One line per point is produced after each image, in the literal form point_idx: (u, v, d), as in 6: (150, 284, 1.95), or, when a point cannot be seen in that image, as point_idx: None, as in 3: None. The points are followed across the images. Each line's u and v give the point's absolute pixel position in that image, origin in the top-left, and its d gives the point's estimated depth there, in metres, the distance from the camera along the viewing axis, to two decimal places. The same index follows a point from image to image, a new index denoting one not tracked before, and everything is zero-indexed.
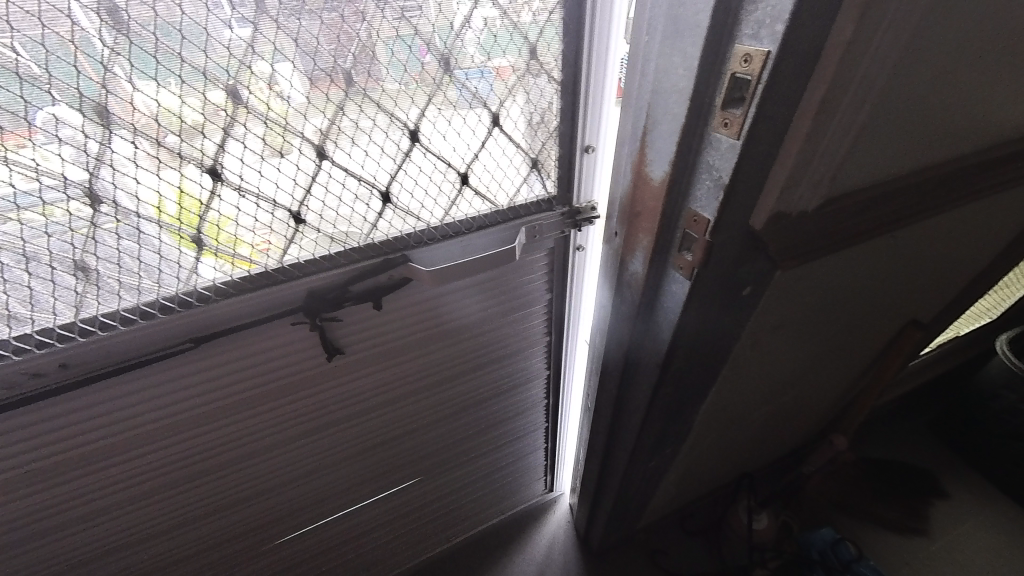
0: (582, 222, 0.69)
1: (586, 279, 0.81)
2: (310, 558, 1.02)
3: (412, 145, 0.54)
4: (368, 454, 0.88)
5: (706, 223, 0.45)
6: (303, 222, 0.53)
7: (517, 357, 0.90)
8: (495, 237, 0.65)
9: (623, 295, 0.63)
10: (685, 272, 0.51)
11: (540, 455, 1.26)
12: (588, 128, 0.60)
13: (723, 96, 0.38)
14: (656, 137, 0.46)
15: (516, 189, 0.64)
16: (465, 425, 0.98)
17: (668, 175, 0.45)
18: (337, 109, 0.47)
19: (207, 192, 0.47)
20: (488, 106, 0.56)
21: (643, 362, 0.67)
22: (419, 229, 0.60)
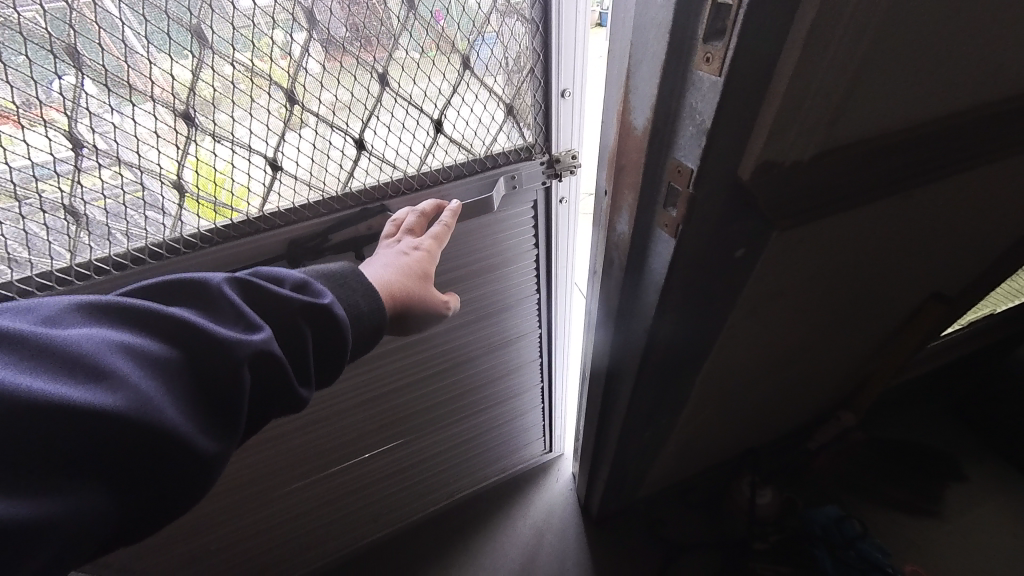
0: (562, 170, 0.75)
1: (569, 229, 0.88)
2: (325, 499, 1.14)
3: (382, 91, 0.58)
4: (369, 402, 0.97)
5: (689, 174, 0.42)
6: (279, 168, 0.59)
7: (510, 311, 0.98)
8: (477, 184, 0.71)
9: (612, 262, 0.61)
10: (669, 230, 0.48)
11: (531, 414, 1.37)
12: (562, 72, 0.65)
13: (703, 28, 0.35)
14: (638, 81, 0.43)
15: (492, 138, 0.70)
16: (460, 379, 1.07)
17: (649, 122, 0.43)
18: (303, 54, 0.52)
19: (182, 137, 0.53)
20: (456, 51, 0.59)
21: (634, 333, 0.66)
22: (394, 177, 0.66)
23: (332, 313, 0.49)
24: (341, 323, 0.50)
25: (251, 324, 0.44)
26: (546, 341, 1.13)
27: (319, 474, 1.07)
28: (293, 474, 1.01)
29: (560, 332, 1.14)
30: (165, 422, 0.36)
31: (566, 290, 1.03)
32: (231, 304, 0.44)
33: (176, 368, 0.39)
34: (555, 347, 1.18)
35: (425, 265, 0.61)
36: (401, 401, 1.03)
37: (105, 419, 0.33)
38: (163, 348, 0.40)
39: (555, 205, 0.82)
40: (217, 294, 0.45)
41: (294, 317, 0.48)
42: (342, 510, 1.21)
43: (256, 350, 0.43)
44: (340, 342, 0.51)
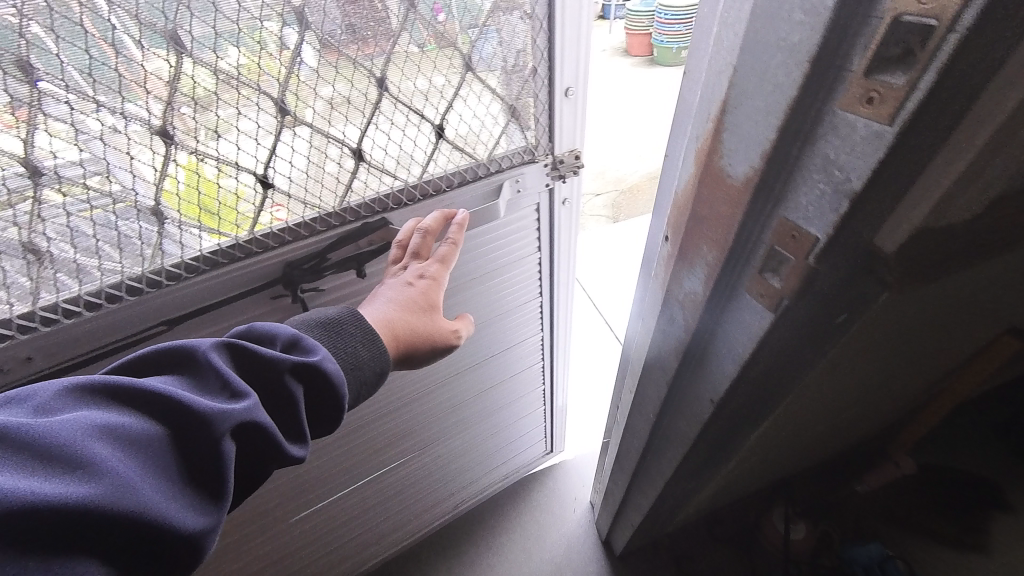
0: (567, 172, 0.66)
1: (569, 231, 0.78)
2: (324, 532, 1.05)
3: (381, 95, 0.49)
4: (361, 428, 0.87)
5: (810, 243, 0.32)
6: (271, 186, 0.48)
7: (510, 322, 0.88)
8: (480, 193, 0.61)
9: (676, 321, 0.50)
10: (765, 301, 0.38)
11: (534, 419, 1.29)
12: (566, 69, 0.56)
13: (870, 56, 0.24)
14: (738, 118, 0.33)
15: (495, 141, 0.59)
16: (459, 393, 0.98)
17: (756, 173, 0.32)
18: (293, 55, 0.42)
19: (159, 158, 0.42)
20: (456, 49, 0.50)
21: (694, 394, 0.55)
22: (397, 188, 0.56)
23: (325, 372, 0.42)
24: (337, 381, 0.43)
25: (236, 388, 0.36)
26: (546, 345, 1.05)
27: (317, 508, 0.97)
28: (286, 511, 0.92)
29: (560, 336, 1.05)
30: (127, 507, 0.28)
31: (566, 291, 0.93)
32: (216, 369, 0.37)
33: (161, 444, 0.33)
34: (556, 351, 1.09)
35: (431, 296, 0.53)
36: (396, 422, 0.93)
37: (73, 514, 0.26)
38: (146, 422, 0.33)
39: (557, 207, 0.72)
40: (201, 361, 0.37)
41: (282, 377, 0.40)
42: (342, 539, 1.12)
43: (242, 421, 0.35)
44: (337, 405, 0.44)
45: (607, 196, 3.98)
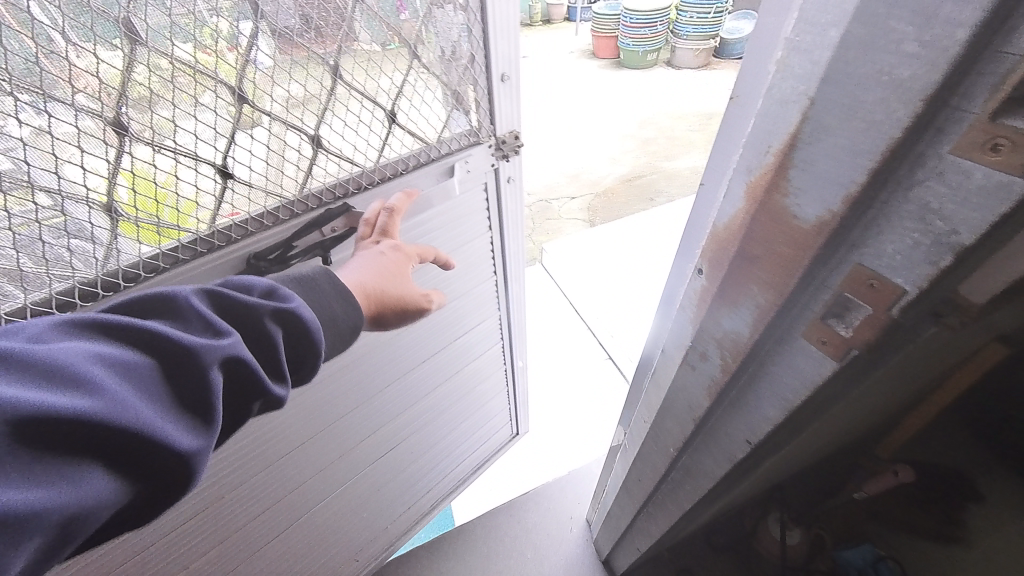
0: (509, 151, 0.87)
1: (515, 208, 1.00)
2: (277, 526, 1.05)
3: (334, 82, 0.63)
4: (347, 412, 1.01)
5: (895, 294, 0.29)
6: (230, 175, 0.60)
7: (469, 289, 1.06)
8: (433, 172, 0.78)
9: (712, 362, 0.47)
10: (829, 350, 0.35)
11: (476, 393, 1.38)
12: (500, 59, 0.76)
13: (999, 97, 0.21)
14: (813, 155, 0.29)
15: (441, 124, 0.77)
16: (438, 370, 1.18)
17: (835, 217, 0.29)
18: (248, 48, 0.55)
19: (117, 149, 0.51)
20: (402, 43, 0.66)
21: (725, 433, 0.52)
22: (355, 171, 0.70)
23: (301, 318, 0.46)
24: (311, 329, 0.47)
25: (217, 328, 0.40)
26: (503, 313, 1.23)
27: (265, 500, 0.98)
28: (231, 509, 0.91)
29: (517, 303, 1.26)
30: (120, 417, 0.31)
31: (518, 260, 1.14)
32: (198, 313, 0.40)
33: (151, 373, 0.36)
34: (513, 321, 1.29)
35: (401, 266, 0.65)
36: (334, 400, 0.96)
37: (75, 421, 0.30)
38: (135, 354, 0.36)
39: (503, 184, 0.92)
40: (183, 305, 0.41)
41: (261, 321, 0.44)
42: (297, 535, 1.13)
43: (226, 355, 0.39)
44: (313, 350, 0.47)
45: (580, 199, 4.03)
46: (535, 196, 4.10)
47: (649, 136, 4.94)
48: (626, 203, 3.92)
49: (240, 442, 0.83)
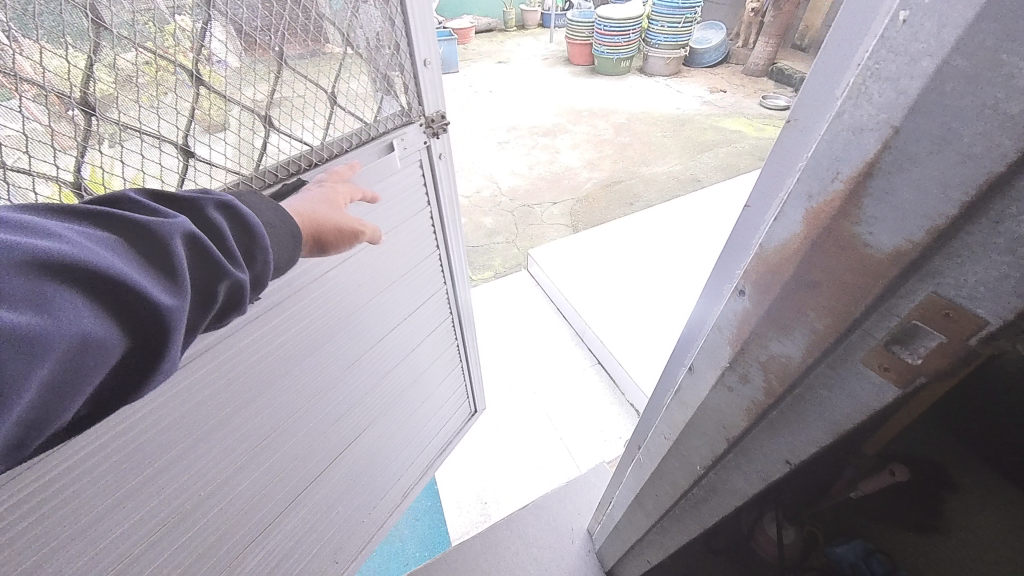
0: (437, 129, 0.98)
1: (448, 183, 1.13)
2: (255, 528, 1.01)
3: (281, 67, 0.70)
4: (321, 397, 1.05)
5: (977, 325, 0.29)
6: (193, 155, 0.66)
7: (416, 264, 1.19)
8: (375, 150, 0.86)
9: (755, 384, 0.46)
10: (892, 375, 0.35)
11: (429, 372, 1.47)
12: (421, 45, 0.86)
13: None
14: (893, 185, 0.28)
15: (380, 106, 0.86)
16: (400, 347, 1.27)
17: (915, 246, 0.29)
18: (200, 38, 0.61)
19: (82, 133, 0.56)
20: (341, 32, 0.74)
21: (761, 452, 0.52)
22: (306, 151, 0.77)
23: (241, 210, 0.54)
24: (252, 220, 0.54)
25: (163, 216, 0.46)
26: (449, 285, 1.37)
27: (241, 496, 0.95)
28: (205, 506, 0.88)
29: (460, 275, 1.40)
30: (101, 262, 0.38)
31: (456, 232, 1.28)
32: (142, 205, 0.46)
33: (117, 242, 0.42)
34: (458, 293, 1.43)
35: (334, 195, 0.72)
36: (303, 383, 0.98)
37: (64, 263, 0.36)
38: (99, 231, 0.42)
39: (436, 160, 1.04)
40: (126, 200, 0.46)
41: (206, 209, 0.51)
42: (273, 541, 1.07)
43: (183, 229, 0.46)
44: (257, 238, 0.54)
45: (561, 204, 4.06)
46: (517, 201, 4.11)
47: (625, 141, 5.04)
48: (606, 208, 3.97)
49: (212, 426, 0.82)
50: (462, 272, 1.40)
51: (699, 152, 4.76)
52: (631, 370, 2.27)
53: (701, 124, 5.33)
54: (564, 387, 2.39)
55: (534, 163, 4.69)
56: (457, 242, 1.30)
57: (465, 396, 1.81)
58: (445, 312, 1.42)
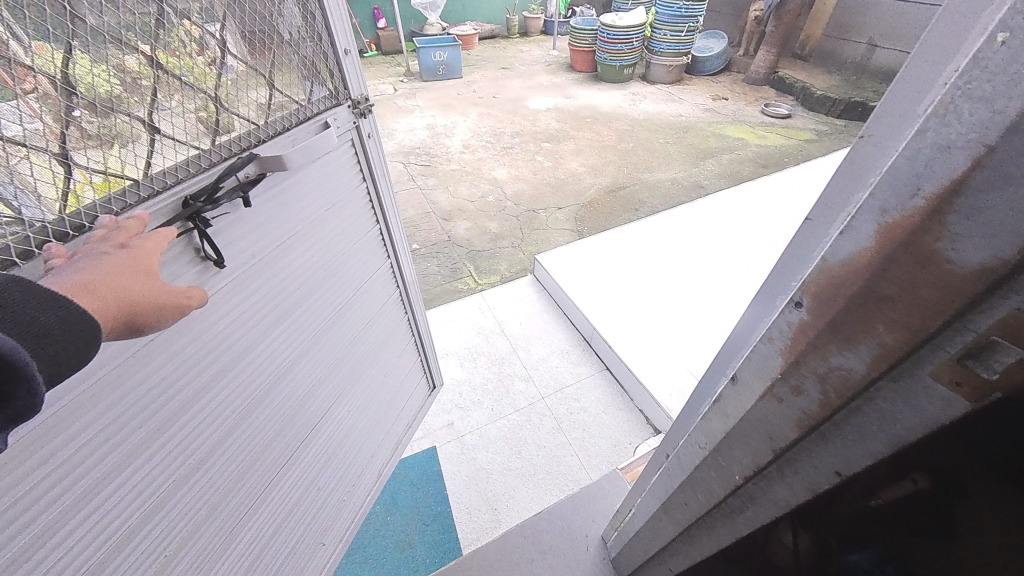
0: (363, 109, 1.17)
1: (378, 161, 1.31)
2: (245, 502, 1.04)
3: (223, 54, 0.84)
4: (293, 366, 1.13)
5: None
6: (158, 131, 0.75)
7: (364, 239, 1.33)
8: (312, 128, 1.02)
9: (809, 396, 0.46)
10: (966, 392, 0.35)
11: (386, 348, 1.58)
12: (341, 37, 1.05)
13: None
14: (986, 203, 0.28)
15: (309, 90, 1.03)
16: (359, 319, 1.38)
17: (1003, 264, 0.29)
18: (159, 32, 0.73)
19: (66, 111, 0.65)
20: (267, 26, 0.89)
21: (809, 464, 0.52)
22: (252, 129, 0.91)
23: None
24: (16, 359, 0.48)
25: None
26: (395, 261, 1.52)
27: (229, 467, 0.99)
28: (196, 476, 0.91)
29: (403, 251, 1.56)
30: None
31: (393, 209, 1.45)
32: None
33: None
34: (403, 269, 1.57)
35: (145, 263, 0.64)
36: (272, 353, 1.06)
37: None
38: None
39: (365, 138, 1.23)
40: None
41: None
42: (263, 515, 1.11)
43: None
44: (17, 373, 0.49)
45: (565, 209, 4.08)
46: (522, 206, 4.13)
47: (628, 147, 5.08)
48: (610, 213, 4.00)
49: (195, 391, 0.88)
50: (405, 248, 1.56)
51: (701, 158, 4.80)
52: (639, 375, 2.28)
53: (702, 132, 5.38)
54: (572, 393, 2.39)
55: (538, 169, 4.72)
56: (395, 217, 1.46)
57: (422, 375, 1.93)
58: (395, 286, 1.56)
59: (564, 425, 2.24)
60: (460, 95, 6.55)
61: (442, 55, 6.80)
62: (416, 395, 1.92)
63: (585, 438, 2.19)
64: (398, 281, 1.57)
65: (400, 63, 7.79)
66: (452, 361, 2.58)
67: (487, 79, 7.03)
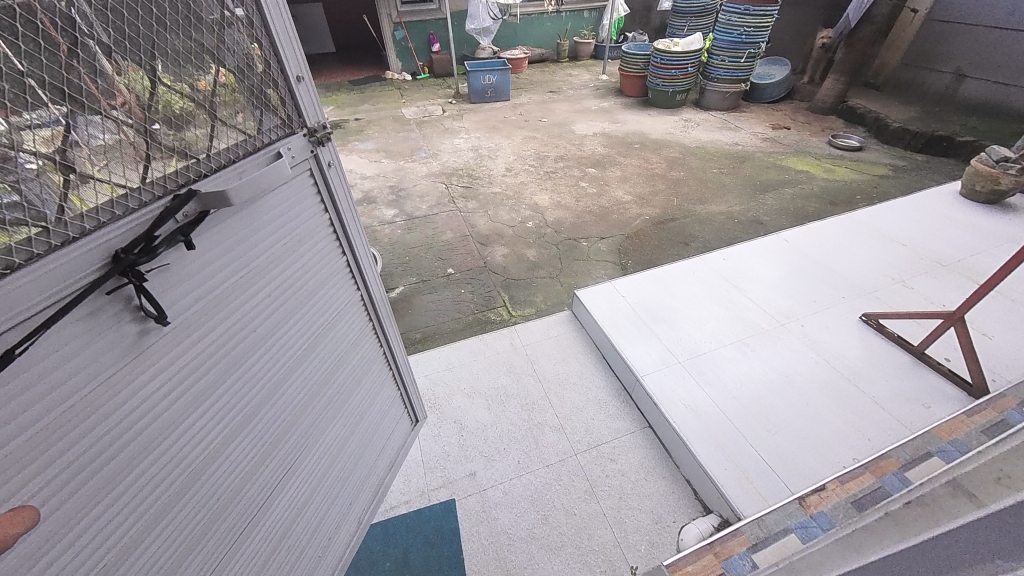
0: (320, 136, 1.16)
1: (342, 191, 1.28)
2: (213, 551, 1.04)
3: (155, 85, 0.80)
4: (259, 409, 1.13)
5: None
6: (76, 171, 0.71)
7: (331, 276, 1.32)
8: (262, 160, 1.01)
9: None
10: None
11: (360, 385, 1.58)
12: (291, 64, 1.05)
13: None
14: None
15: (258, 121, 1.01)
16: (329, 356, 1.37)
17: None
18: (81, 64, 0.69)
19: None
20: (205, 56, 0.88)
21: None
22: (192, 164, 0.88)
23: None
24: None
25: None
26: (366, 297, 1.52)
27: (195, 516, 0.99)
28: (161, 522, 0.92)
29: (376, 286, 1.55)
30: None
31: (363, 241, 1.43)
32: None
33: None
34: (377, 305, 1.57)
35: None
36: (236, 393, 1.05)
37: None
38: None
39: (326, 166, 1.20)
40: None
41: None
42: (236, 564, 1.11)
43: None
44: None
45: (608, 240, 3.87)
46: (562, 234, 3.96)
47: (678, 177, 4.82)
48: (657, 247, 3.74)
49: (154, 435, 0.88)
50: (378, 283, 1.55)
51: (759, 191, 4.45)
52: (685, 440, 2.00)
53: (760, 163, 5.03)
54: (607, 452, 2.14)
55: (580, 195, 4.55)
56: (365, 250, 1.45)
57: (401, 411, 1.98)
58: (367, 320, 1.56)
59: (597, 490, 2.00)
60: (506, 118, 6.55)
61: (490, 78, 6.86)
62: (392, 430, 1.93)
63: (620, 508, 1.93)
64: (368, 315, 1.56)
65: (450, 85, 7.96)
66: (478, 403, 2.40)
67: (533, 102, 7.02)
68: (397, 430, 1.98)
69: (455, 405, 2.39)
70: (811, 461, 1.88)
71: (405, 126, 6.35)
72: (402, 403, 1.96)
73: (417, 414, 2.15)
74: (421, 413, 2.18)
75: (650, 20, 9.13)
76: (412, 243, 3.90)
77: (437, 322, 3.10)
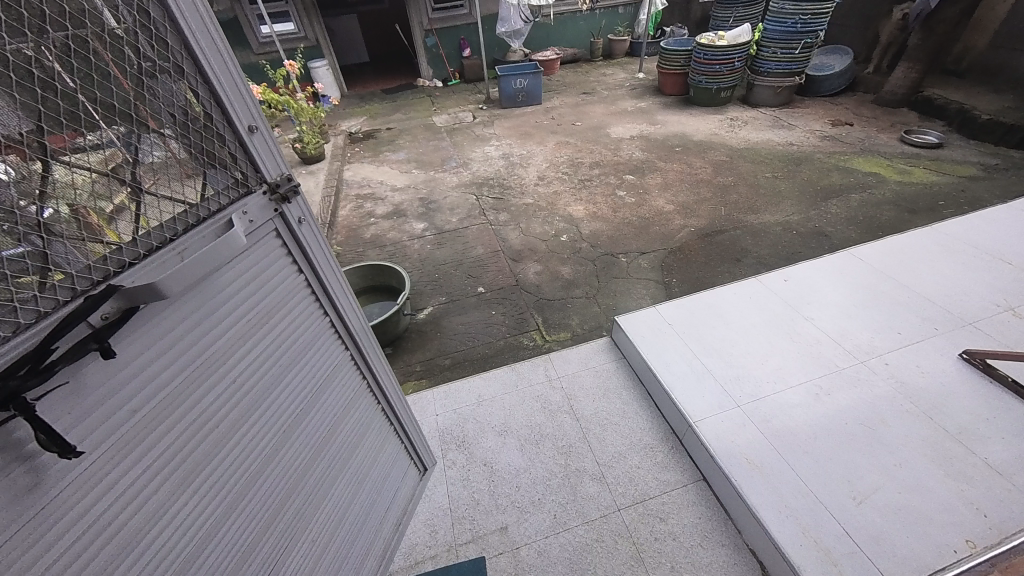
0: (284, 192, 1.06)
1: (317, 247, 1.18)
2: None
3: (48, 162, 0.69)
4: (236, 504, 1.00)
5: None
6: None
7: (315, 341, 1.21)
8: (211, 231, 0.89)
9: None
10: None
11: (356, 450, 1.45)
12: (241, 114, 0.95)
13: None
14: None
15: (201, 185, 0.91)
16: (317, 427, 1.25)
17: None
18: None
19: None
20: (124, 121, 0.78)
21: None
22: (115, 253, 0.76)
23: None
24: None
25: None
26: (357, 356, 1.40)
27: None
28: None
29: (368, 342, 1.42)
30: None
31: (348, 298, 1.32)
32: None
33: None
34: (369, 362, 1.45)
35: None
36: (216, 485, 0.95)
37: None
38: None
39: (295, 224, 1.11)
40: None
41: None
42: None
43: None
44: None
45: (649, 255, 3.58)
46: (599, 249, 3.70)
47: (727, 182, 4.44)
48: (705, 263, 3.41)
49: (115, 555, 0.76)
50: (371, 338, 1.43)
51: (821, 198, 4.01)
52: (753, 507, 1.71)
53: (821, 164, 4.55)
54: (656, 510, 1.89)
55: (619, 205, 4.27)
56: (353, 305, 1.34)
57: (408, 462, 1.87)
58: (359, 379, 1.43)
59: (646, 558, 1.75)
60: (540, 122, 6.33)
61: (523, 81, 6.65)
62: (397, 487, 1.79)
63: None
64: (361, 373, 1.43)
65: (483, 90, 7.83)
66: (511, 443, 2.20)
67: (568, 106, 6.77)
68: (403, 487, 1.85)
69: (486, 446, 2.21)
70: (913, 547, 1.55)
71: (438, 134, 6.28)
72: (407, 456, 1.83)
73: (426, 460, 2.04)
74: (430, 459, 2.07)
75: (690, 13, 8.64)
76: (443, 260, 3.77)
77: (467, 347, 2.93)
